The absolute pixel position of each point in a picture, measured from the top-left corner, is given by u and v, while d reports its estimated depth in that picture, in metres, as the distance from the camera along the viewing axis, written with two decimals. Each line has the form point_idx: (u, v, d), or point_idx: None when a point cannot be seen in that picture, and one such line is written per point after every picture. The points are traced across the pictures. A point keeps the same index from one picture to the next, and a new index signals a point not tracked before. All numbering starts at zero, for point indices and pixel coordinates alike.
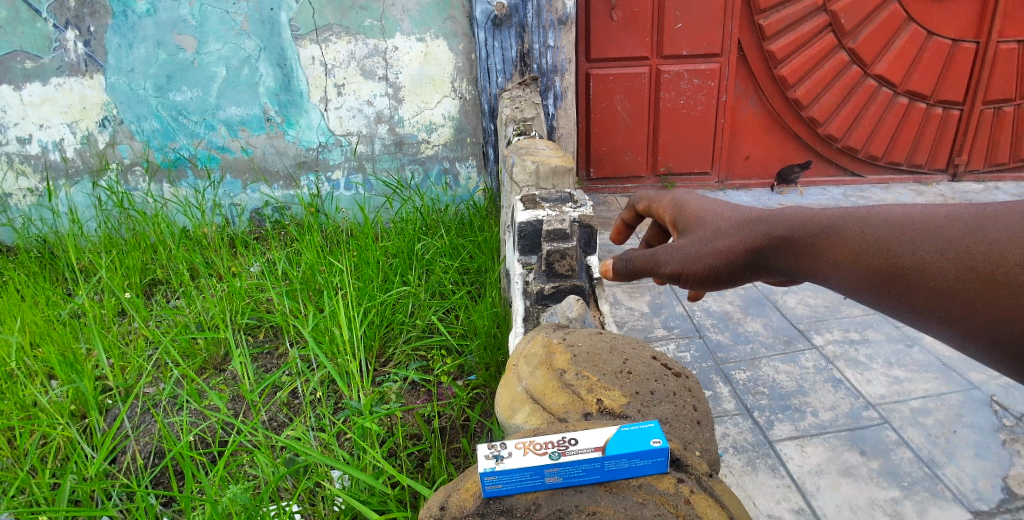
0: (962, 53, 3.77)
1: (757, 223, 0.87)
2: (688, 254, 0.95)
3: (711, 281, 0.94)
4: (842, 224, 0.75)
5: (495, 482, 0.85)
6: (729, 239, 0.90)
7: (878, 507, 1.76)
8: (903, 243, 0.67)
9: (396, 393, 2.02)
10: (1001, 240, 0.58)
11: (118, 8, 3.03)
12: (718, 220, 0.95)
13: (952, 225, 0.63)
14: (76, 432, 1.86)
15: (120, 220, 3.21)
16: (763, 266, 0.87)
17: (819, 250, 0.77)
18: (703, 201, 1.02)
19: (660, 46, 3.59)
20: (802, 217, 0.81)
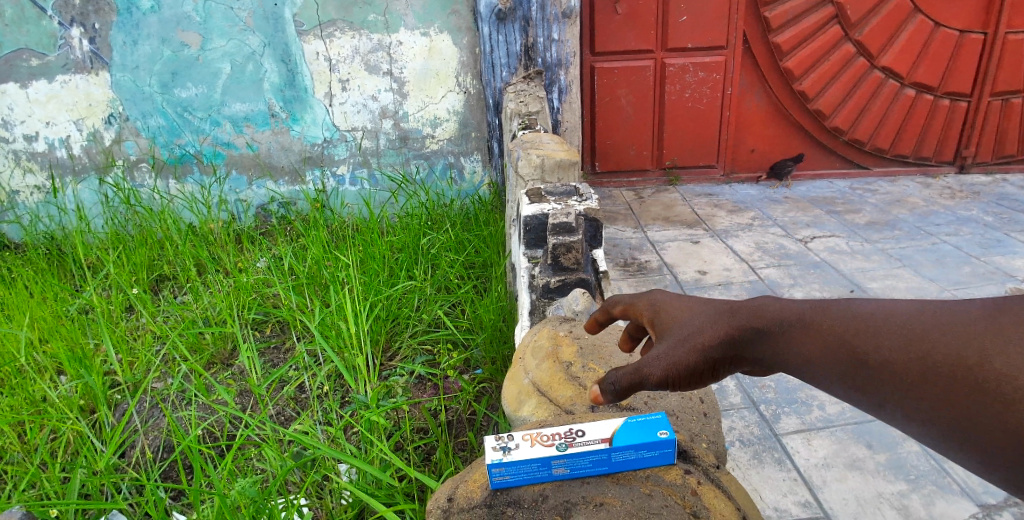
0: (970, 44, 3.73)
1: (731, 315, 0.72)
2: (671, 358, 0.73)
3: (696, 384, 0.74)
4: (806, 315, 0.65)
5: (502, 473, 0.86)
6: (710, 335, 0.72)
7: (885, 500, 1.76)
8: (865, 335, 0.59)
9: (402, 387, 2.03)
10: (966, 335, 0.51)
11: (123, 5, 3.04)
12: (690, 316, 0.77)
13: (916, 318, 0.56)
14: (85, 426, 1.88)
15: (127, 216, 3.22)
16: (744, 361, 0.71)
17: (790, 344, 0.66)
18: (679, 299, 0.82)
19: (665, 39, 3.58)
20: (779, 309, 0.68)
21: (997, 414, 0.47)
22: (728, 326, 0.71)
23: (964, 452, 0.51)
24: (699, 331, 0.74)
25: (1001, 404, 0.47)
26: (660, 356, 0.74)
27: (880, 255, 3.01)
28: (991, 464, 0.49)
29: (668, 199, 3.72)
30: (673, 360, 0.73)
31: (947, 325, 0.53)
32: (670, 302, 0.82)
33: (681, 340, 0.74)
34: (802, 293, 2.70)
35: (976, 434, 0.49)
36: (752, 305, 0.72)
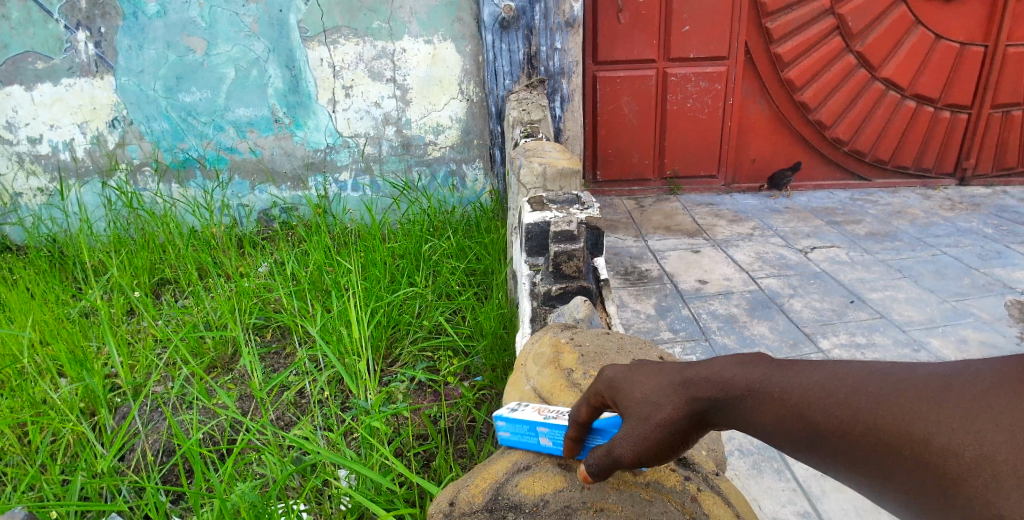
0: (970, 57, 3.76)
1: (685, 385, 0.73)
2: (637, 437, 0.75)
3: (669, 451, 0.76)
4: (757, 384, 0.66)
5: (506, 429, 0.96)
6: (668, 410, 0.73)
7: (884, 511, 1.76)
8: (818, 397, 0.60)
9: (402, 393, 2.03)
10: (913, 400, 0.53)
11: (129, 10, 3.08)
12: (644, 388, 0.76)
13: (863, 381, 0.57)
14: (86, 428, 1.88)
15: (130, 219, 3.22)
16: (711, 424, 0.73)
17: (751, 415, 0.66)
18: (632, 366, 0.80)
19: (667, 49, 3.60)
20: (731, 377, 0.69)
21: (944, 484, 0.49)
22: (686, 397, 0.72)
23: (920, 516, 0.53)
24: (658, 404, 0.74)
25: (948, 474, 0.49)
26: (626, 436, 0.76)
27: (880, 266, 3.01)
28: None
29: (669, 208, 3.73)
30: (640, 439, 0.75)
31: (894, 390, 0.54)
32: (626, 372, 0.80)
33: (642, 418, 0.75)
34: (801, 303, 2.72)
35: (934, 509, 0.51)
36: (702, 374, 0.71)
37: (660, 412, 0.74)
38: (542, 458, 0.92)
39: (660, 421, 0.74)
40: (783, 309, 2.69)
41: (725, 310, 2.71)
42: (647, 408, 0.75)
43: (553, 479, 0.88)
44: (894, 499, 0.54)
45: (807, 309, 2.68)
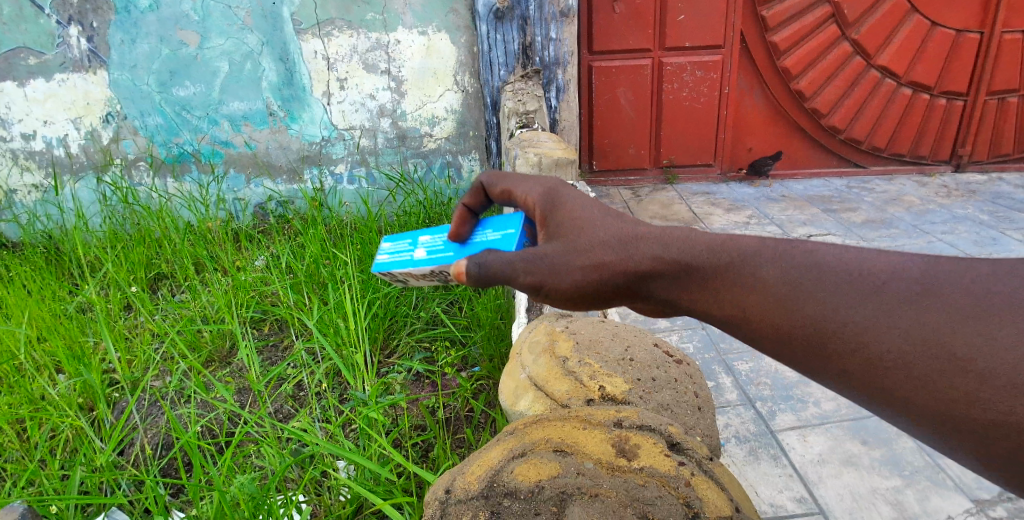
0: (966, 44, 3.75)
1: (625, 240, 0.83)
2: (549, 270, 0.87)
3: (574, 300, 0.88)
4: (752, 253, 0.72)
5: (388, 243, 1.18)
6: (614, 261, 0.83)
7: (879, 496, 1.78)
8: (843, 294, 0.64)
9: (400, 385, 2.03)
10: (953, 307, 0.58)
11: (121, 4, 3.06)
12: (598, 232, 0.86)
13: (899, 277, 0.62)
14: (85, 423, 1.89)
15: (125, 215, 3.20)
16: (636, 292, 0.83)
17: (724, 287, 0.73)
18: (593, 207, 0.89)
19: (663, 39, 3.58)
20: (713, 246, 0.75)
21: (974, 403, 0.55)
22: (619, 256, 0.82)
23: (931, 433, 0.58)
24: (589, 248, 0.85)
25: (970, 382, 0.54)
26: (537, 263, 0.87)
27: None
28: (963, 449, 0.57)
29: (666, 197, 3.74)
30: (548, 271, 0.87)
31: (929, 294, 0.60)
32: (586, 209, 0.89)
33: (568, 252, 0.86)
34: None
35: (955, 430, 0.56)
36: (678, 237, 0.79)
37: (585, 256, 0.85)
38: (537, 446, 0.93)
39: (583, 267, 0.85)
40: None
41: None
42: (578, 245, 0.86)
43: (548, 466, 0.89)
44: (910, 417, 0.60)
45: None
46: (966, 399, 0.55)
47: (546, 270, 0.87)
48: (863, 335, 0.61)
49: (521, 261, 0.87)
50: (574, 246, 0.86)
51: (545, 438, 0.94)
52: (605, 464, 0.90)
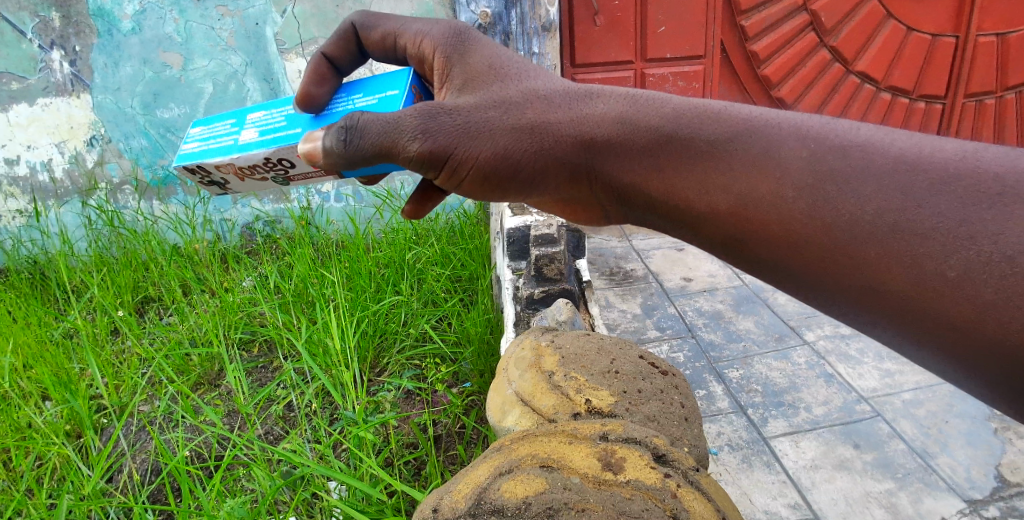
0: (942, 49, 3.83)
1: (563, 102, 0.98)
2: (473, 128, 0.97)
3: (489, 170, 1.00)
4: (749, 128, 0.85)
5: (198, 126, 1.31)
6: (561, 131, 0.97)
7: (873, 499, 1.80)
8: (889, 196, 0.73)
9: (391, 402, 2.02)
10: (1004, 207, 0.67)
11: (104, 28, 3.07)
12: (536, 101, 0.99)
13: (945, 178, 0.71)
14: (72, 450, 1.86)
15: (110, 238, 3.17)
16: (569, 163, 0.98)
17: (717, 160, 0.85)
18: (522, 78, 1.02)
19: (644, 50, 3.57)
20: (697, 119, 0.89)
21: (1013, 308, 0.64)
22: (563, 117, 0.97)
23: (962, 341, 0.69)
24: (520, 105, 0.99)
25: (1015, 284, 0.64)
26: (460, 117, 0.97)
27: None
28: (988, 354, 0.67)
29: None
30: (473, 129, 0.97)
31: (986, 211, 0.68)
32: (517, 78, 1.02)
33: (495, 108, 0.99)
34: (786, 297, 2.85)
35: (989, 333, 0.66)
36: (648, 110, 0.93)
37: (515, 114, 0.98)
38: (523, 462, 0.93)
39: (513, 124, 0.98)
40: (767, 304, 2.81)
41: (710, 307, 2.80)
42: (506, 102, 0.99)
43: (534, 481, 0.88)
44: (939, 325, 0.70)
45: (791, 302, 2.82)
46: (1014, 299, 0.64)
47: (463, 130, 0.97)
48: (893, 241, 0.71)
49: (442, 115, 0.97)
50: (501, 102, 0.99)
51: (531, 454, 0.95)
52: (591, 478, 0.90)
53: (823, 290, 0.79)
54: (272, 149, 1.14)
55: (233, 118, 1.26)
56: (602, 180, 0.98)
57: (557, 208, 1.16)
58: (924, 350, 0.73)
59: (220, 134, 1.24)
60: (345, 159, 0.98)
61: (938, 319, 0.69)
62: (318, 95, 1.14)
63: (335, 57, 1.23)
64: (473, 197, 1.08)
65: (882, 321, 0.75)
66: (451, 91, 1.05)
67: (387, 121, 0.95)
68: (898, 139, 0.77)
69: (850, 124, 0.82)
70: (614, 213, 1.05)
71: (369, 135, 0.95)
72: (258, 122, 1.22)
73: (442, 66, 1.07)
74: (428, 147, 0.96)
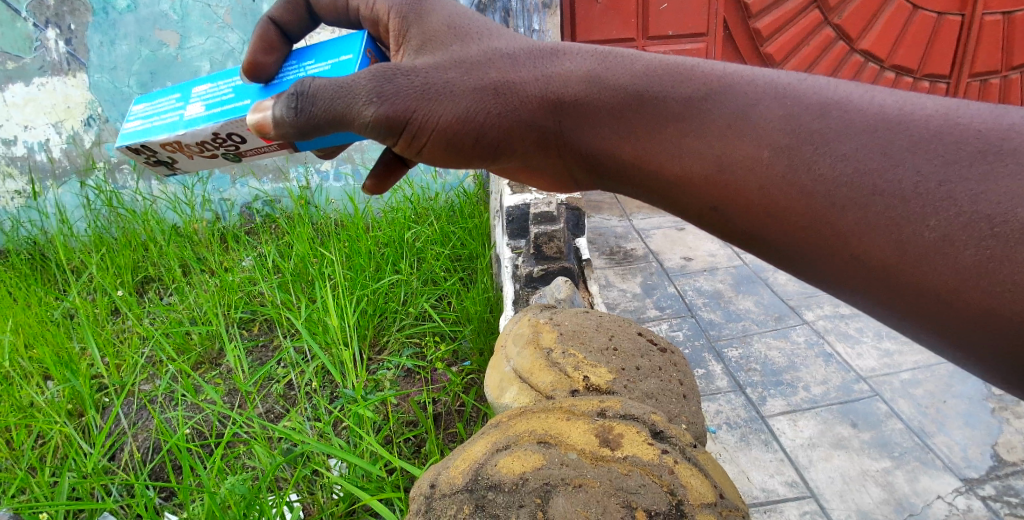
0: (947, 26, 3.77)
1: (529, 61, 0.94)
2: (431, 90, 0.93)
3: (452, 135, 0.96)
4: (722, 88, 0.82)
5: (140, 104, 1.28)
6: (526, 91, 0.92)
7: (869, 478, 1.81)
8: (868, 157, 0.70)
9: (390, 381, 2.03)
10: (985, 165, 0.64)
11: (98, 5, 3.02)
12: (499, 61, 0.94)
13: (926, 137, 0.68)
14: (73, 429, 1.87)
15: (110, 219, 3.15)
16: (538, 125, 0.94)
17: (692, 121, 0.82)
18: (484, 37, 0.97)
19: (646, 27, 3.51)
20: (667, 78, 0.85)
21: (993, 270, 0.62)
22: (528, 76, 0.92)
23: (946, 310, 0.66)
24: (483, 65, 0.94)
25: (997, 246, 0.62)
26: (418, 79, 0.93)
27: None
28: (971, 324, 0.65)
29: None
30: (432, 91, 0.93)
31: (968, 171, 0.65)
32: (479, 37, 0.97)
33: (456, 68, 0.94)
34: (785, 277, 2.84)
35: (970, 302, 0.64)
36: (617, 69, 0.89)
37: (477, 75, 0.94)
38: (521, 438, 0.93)
39: (476, 85, 0.93)
40: (767, 284, 2.81)
41: (709, 286, 2.80)
42: (467, 62, 0.95)
43: (532, 457, 0.89)
44: (921, 296, 0.68)
45: (791, 283, 2.81)
46: (996, 262, 0.62)
47: (421, 92, 0.93)
48: (874, 208, 0.69)
49: (398, 77, 0.93)
50: (462, 61, 0.95)
51: (529, 430, 0.95)
52: (589, 453, 0.90)
53: (801, 257, 0.77)
54: (221, 123, 1.12)
55: (178, 93, 1.23)
56: (571, 143, 0.94)
57: (527, 178, 1.11)
58: (904, 319, 0.71)
59: (165, 110, 1.21)
60: (298, 127, 0.96)
61: (925, 289, 0.67)
62: (268, 62, 1.12)
63: (284, 22, 1.22)
64: (438, 165, 1.03)
65: (862, 289, 0.73)
66: (409, 52, 1.02)
67: (341, 85, 0.92)
68: (879, 98, 0.74)
69: (829, 81, 0.79)
70: (587, 182, 1.01)
71: (321, 101, 0.93)
72: (205, 96, 1.19)
73: (400, 27, 1.05)
74: (383, 111, 0.92)
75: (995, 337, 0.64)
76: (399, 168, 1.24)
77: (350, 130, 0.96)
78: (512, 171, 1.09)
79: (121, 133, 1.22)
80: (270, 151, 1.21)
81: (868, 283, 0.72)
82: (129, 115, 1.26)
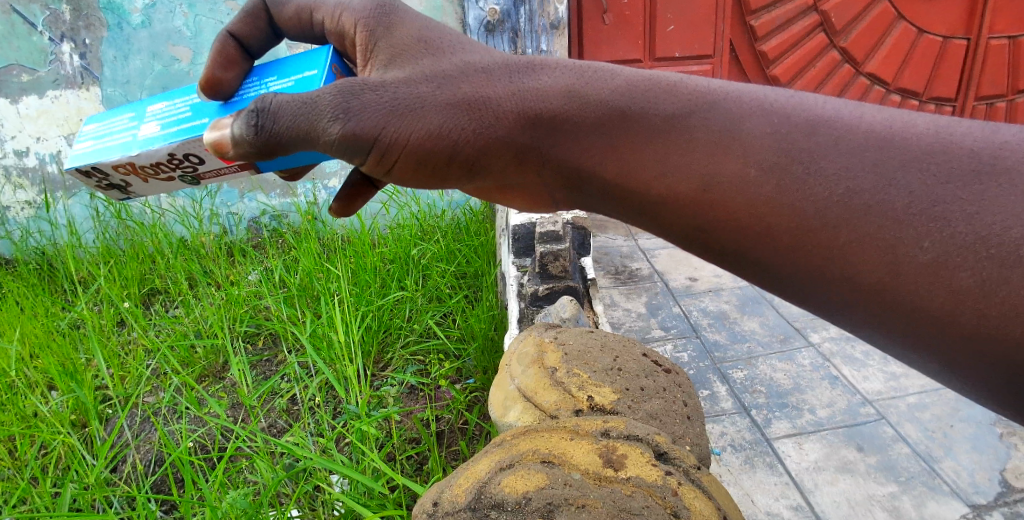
0: (952, 50, 3.80)
1: (503, 76, 0.94)
2: (401, 105, 0.93)
3: (424, 151, 0.95)
4: (705, 105, 0.83)
5: (90, 123, 1.30)
6: (499, 107, 0.92)
7: (876, 503, 1.79)
8: (860, 176, 0.71)
9: (394, 397, 2.03)
10: (978, 185, 0.66)
11: (113, 21, 3.08)
12: (471, 76, 0.95)
13: (917, 155, 0.70)
14: (76, 439, 1.88)
15: (118, 231, 3.17)
16: (512, 142, 0.93)
17: (677, 137, 0.82)
18: (455, 52, 0.98)
19: (653, 49, 3.54)
20: (650, 94, 0.86)
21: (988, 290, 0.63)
22: (501, 92, 0.93)
23: (937, 330, 0.67)
24: (455, 79, 0.95)
25: (992, 268, 0.63)
26: (388, 94, 0.93)
27: None
28: (964, 344, 0.66)
29: None
30: (402, 106, 0.93)
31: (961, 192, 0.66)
32: (451, 51, 0.98)
33: (427, 82, 0.94)
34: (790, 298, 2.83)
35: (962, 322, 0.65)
36: (597, 85, 0.89)
37: (448, 89, 0.94)
38: (524, 457, 0.93)
39: (447, 101, 0.93)
40: (772, 305, 2.80)
41: (714, 307, 2.79)
42: (439, 76, 0.95)
43: (535, 476, 0.88)
44: (913, 316, 0.68)
45: (796, 304, 2.80)
46: (992, 283, 0.63)
47: (390, 107, 0.92)
48: (866, 229, 0.69)
49: (366, 92, 0.93)
50: (433, 76, 0.95)
51: (533, 449, 0.95)
52: (592, 474, 0.90)
53: (791, 277, 0.77)
54: (178, 143, 1.14)
55: (131, 112, 1.25)
56: (548, 160, 0.93)
57: (504, 197, 1.10)
58: (898, 338, 0.72)
59: (118, 129, 1.23)
60: (259, 145, 0.95)
61: (917, 310, 0.67)
62: (227, 79, 1.14)
63: (244, 35, 1.21)
64: (410, 181, 1.03)
65: (852, 310, 0.74)
66: (378, 66, 1.01)
67: (305, 101, 0.92)
68: (867, 114, 0.76)
69: (818, 99, 0.80)
70: (563, 201, 1.01)
71: (283, 117, 0.92)
72: (159, 115, 1.21)
73: (366, 41, 1.03)
74: (349, 128, 0.92)
75: (988, 360, 0.65)
76: (365, 192, 1.25)
77: (317, 147, 0.96)
78: (489, 191, 1.09)
79: (74, 154, 1.23)
80: (230, 172, 1.22)
81: (861, 305, 0.72)
82: (82, 134, 1.28)
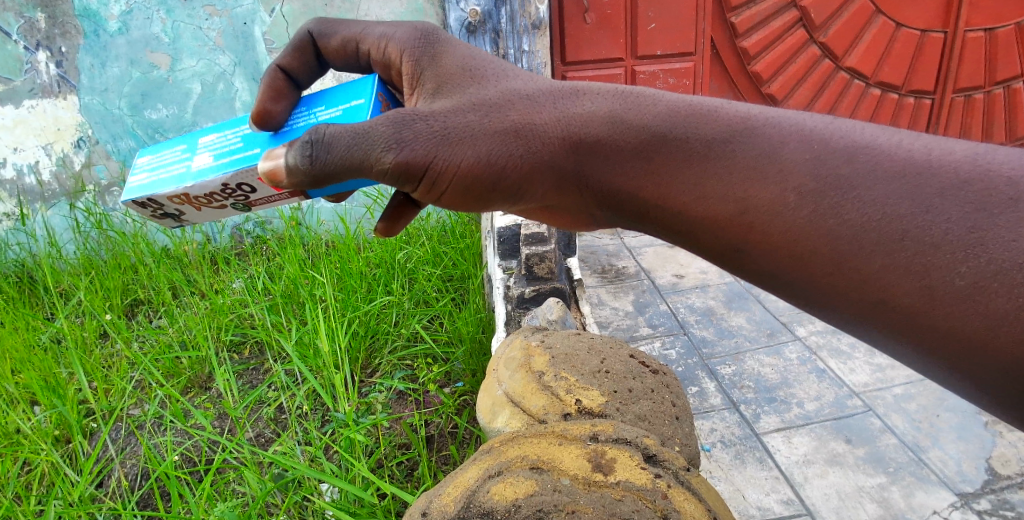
0: (931, 43, 3.84)
1: (547, 102, 0.94)
2: (453, 134, 0.92)
3: (474, 178, 0.95)
4: (747, 131, 0.83)
5: (144, 158, 1.29)
6: (548, 133, 0.92)
7: (865, 494, 1.80)
8: (897, 202, 0.72)
9: (382, 403, 2.01)
10: (1017, 213, 0.66)
11: (90, 28, 3.04)
12: (518, 102, 0.95)
13: (955, 183, 0.70)
14: (60, 457, 1.85)
15: (99, 241, 3.11)
16: (560, 164, 0.94)
17: (717, 162, 0.83)
18: (500, 78, 0.98)
19: (635, 47, 3.55)
20: (694, 120, 0.86)
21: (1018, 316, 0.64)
22: (548, 118, 0.93)
23: (962, 353, 0.69)
24: (502, 107, 0.94)
25: None
26: (438, 123, 0.92)
27: None
28: (989, 365, 0.67)
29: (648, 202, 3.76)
30: (452, 134, 0.92)
31: (999, 219, 0.67)
32: (495, 78, 0.98)
33: (475, 111, 0.94)
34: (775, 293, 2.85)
35: (994, 348, 0.66)
36: (642, 110, 0.90)
37: (496, 117, 0.94)
38: (513, 465, 0.92)
39: (496, 129, 0.93)
40: (759, 300, 2.81)
41: (702, 303, 2.80)
42: (486, 104, 0.94)
43: (524, 483, 0.88)
44: (943, 340, 0.69)
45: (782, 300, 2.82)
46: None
47: (442, 137, 0.92)
48: (901, 254, 0.70)
49: (418, 122, 0.92)
50: (481, 104, 0.94)
51: (521, 456, 0.94)
52: (581, 479, 0.89)
53: (823, 300, 0.78)
54: (230, 173, 1.10)
55: (184, 144, 1.24)
56: (590, 182, 0.94)
57: (540, 215, 1.12)
58: (925, 356, 0.73)
59: (171, 162, 1.21)
60: (311, 175, 0.92)
61: (950, 333, 0.68)
62: (277, 110, 1.12)
63: (291, 70, 1.21)
64: (455, 207, 1.02)
65: (885, 334, 0.75)
66: (425, 96, 1.00)
67: (358, 132, 0.90)
68: (905, 141, 0.76)
69: (854, 125, 0.81)
70: (604, 217, 1.02)
71: (337, 148, 0.90)
72: (210, 145, 1.19)
73: (411, 71, 1.03)
74: (404, 157, 0.91)
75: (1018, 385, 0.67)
76: (409, 210, 1.19)
77: (365, 177, 0.94)
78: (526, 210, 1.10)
79: (128, 188, 1.22)
80: (280, 198, 1.19)
81: (891, 329, 0.73)
82: (134, 168, 1.27)
